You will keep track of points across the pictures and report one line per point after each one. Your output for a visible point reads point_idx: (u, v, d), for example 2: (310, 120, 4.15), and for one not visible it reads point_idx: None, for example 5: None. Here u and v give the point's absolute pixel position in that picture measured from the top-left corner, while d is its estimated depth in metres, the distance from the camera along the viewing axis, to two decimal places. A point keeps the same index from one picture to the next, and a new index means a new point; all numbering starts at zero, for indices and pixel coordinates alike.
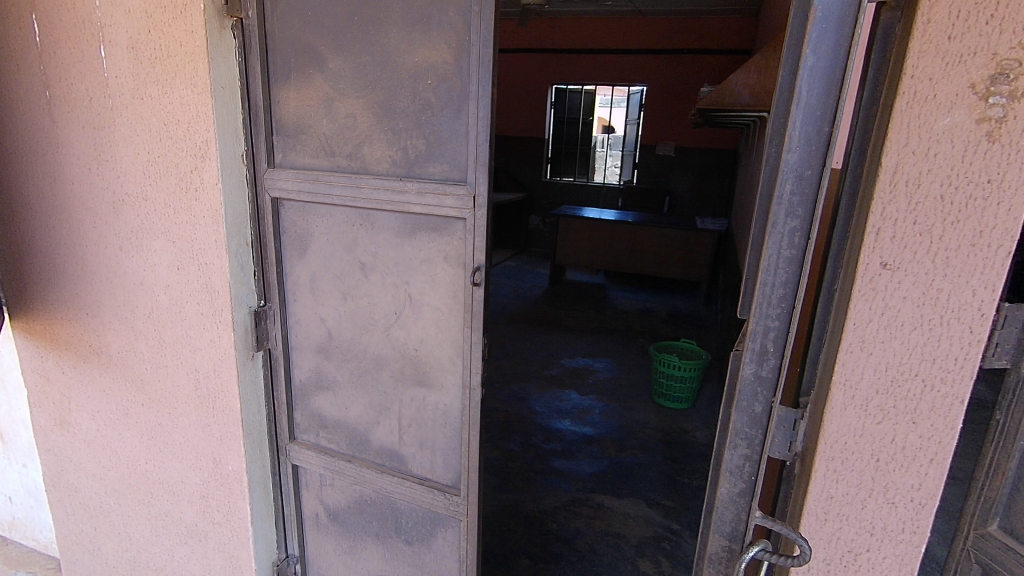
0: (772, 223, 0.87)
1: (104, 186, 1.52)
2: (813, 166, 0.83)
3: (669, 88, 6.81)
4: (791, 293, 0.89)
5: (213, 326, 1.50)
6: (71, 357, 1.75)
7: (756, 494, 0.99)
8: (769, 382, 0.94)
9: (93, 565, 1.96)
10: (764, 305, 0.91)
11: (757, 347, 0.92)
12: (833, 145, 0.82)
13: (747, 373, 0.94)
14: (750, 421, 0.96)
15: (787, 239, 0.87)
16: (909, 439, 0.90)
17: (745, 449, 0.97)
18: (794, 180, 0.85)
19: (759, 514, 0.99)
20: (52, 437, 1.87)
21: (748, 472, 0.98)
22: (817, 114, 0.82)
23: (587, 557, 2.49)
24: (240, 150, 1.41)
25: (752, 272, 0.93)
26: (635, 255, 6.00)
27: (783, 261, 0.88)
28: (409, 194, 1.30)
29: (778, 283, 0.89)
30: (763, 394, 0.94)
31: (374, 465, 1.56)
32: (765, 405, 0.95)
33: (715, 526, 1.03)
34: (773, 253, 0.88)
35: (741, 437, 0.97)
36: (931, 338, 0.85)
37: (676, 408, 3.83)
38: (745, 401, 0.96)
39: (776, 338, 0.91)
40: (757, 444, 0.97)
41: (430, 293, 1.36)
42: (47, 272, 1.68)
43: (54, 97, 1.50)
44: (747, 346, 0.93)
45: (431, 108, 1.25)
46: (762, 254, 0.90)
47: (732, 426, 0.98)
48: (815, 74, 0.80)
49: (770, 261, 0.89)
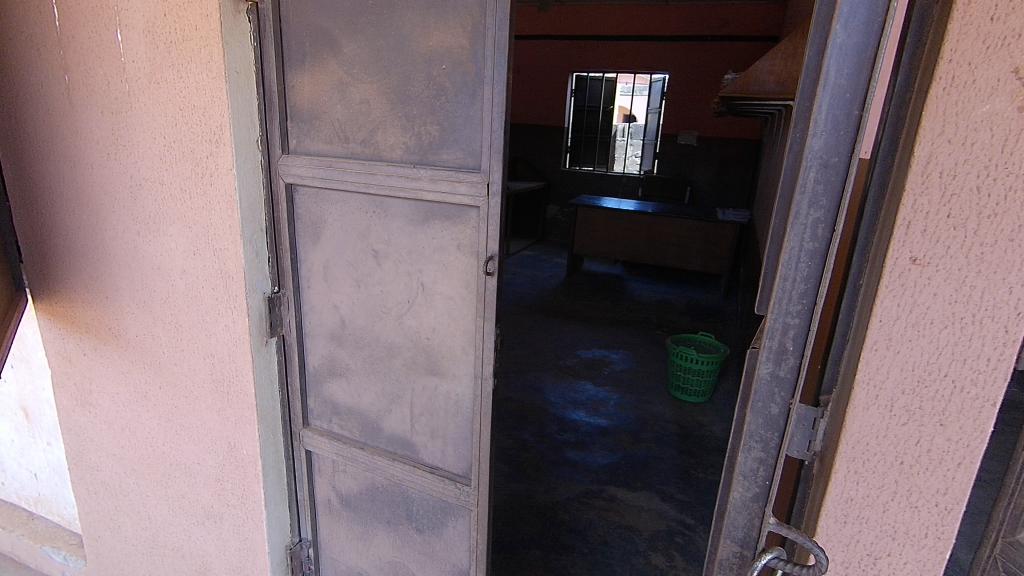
0: (794, 215, 0.84)
1: (122, 170, 1.53)
2: (840, 153, 0.80)
3: (692, 76, 6.68)
4: (815, 286, 0.85)
5: (228, 312, 1.51)
6: (92, 339, 1.78)
7: (770, 500, 0.96)
8: (787, 383, 0.91)
9: (114, 542, 2.01)
10: (784, 301, 0.87)
11: (776, 346, 0.89)
12: (864, 131, 0.78)
13: (764, 372, 0.92)
14: (765, 423, 0.93)
15: (810, 232, 0.83)
16: (936, 442, 0.86)
17: (760, 451, 0.95)
18: (819, 168, 0.81)
19: (773, 521, 0.96)
20: (74, 417, 1.91)
21: (762, 476, 0.96)
22: (847, 97, 0.78)
23: (599, 549, 2.48)
24: (255, 135, 1.41)
25: (773, 268, 0.90)
26: (654, 245, 5.95)
27: (805, 255, 0.85)
28: (422, 181, 1.28)
29: (799, 278, 0.86)
30: (781, 394, 0.91)
31: (385, 452, 1.56)
32: (782, 405, 0.92)
33: (726, 531, 1.01)
34: (795, 246, 0.85)
35: (756, 439, 0.95)
36: (962, 337, 0.81)
37: (693, 402, 3.79)
38: (762, 401, 0.93)
39: (796, 336, 0.88)
40: (773, 445, 0.94)
41: (443, 282, 1.34)
42: (67, 255, 1.71)
43: (72, 81, 1.52)
44: (764, 345, 0.90)
45: (445, 93, 1.22)
46: (784, 246, 0.87)
47: (746, 427, 0.95)
48: (845, 52, 0.76)
49: (791, 255, 0.85)
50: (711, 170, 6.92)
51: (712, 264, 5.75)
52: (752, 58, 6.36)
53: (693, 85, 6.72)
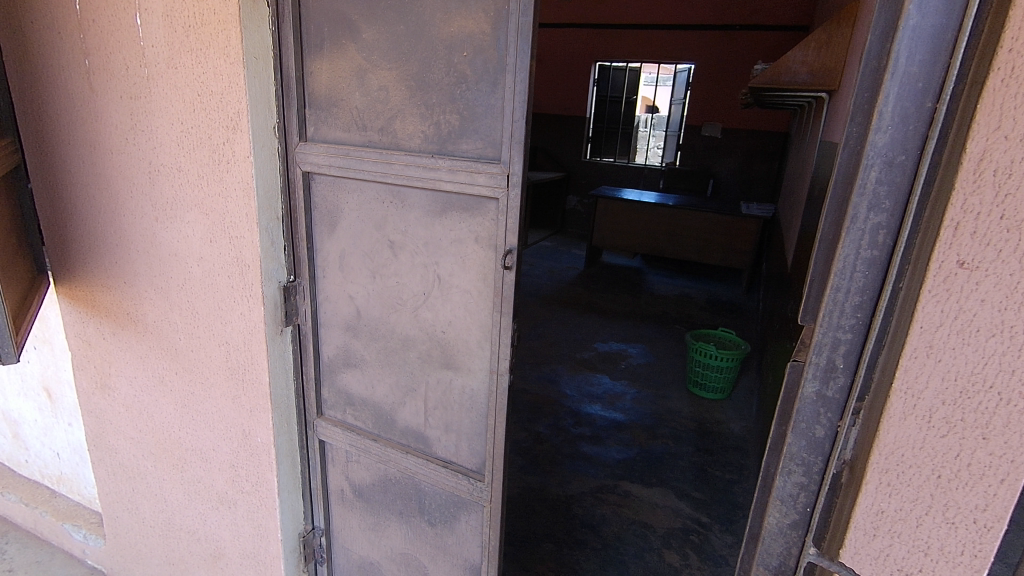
0: (851, 218, 0.83)
1: (141, 155, 1.53)
2: (907, 150, 0.78)
3: (718, 65, 6.52)
4: (870, 300, 0.85)
5: (244, 300, 1.51)
6: (111, 323, 1.79)
7: (811, 528, 0.99)
8: (834, 404, 0.92)
9: (132, 523, 2.04)
10: (835, 315, 0.88)
11: (824, 363, 0.91)
12: (936, 125, 0.75)
13: (810, 391, 0.93)
14: (808, 445, 0.96)
15: (869, 238, 0.83)
16: (977, 456, 0.78)
17: (801, 476, 0.98)
18: (882, 166, 0.79)
19: (812, 552, 0.99)
20: (94, 399, 1.93)
21: (802, 502, 0.99)
22: (919, 86, 0.75)
23: (612, 545, 2.45)
24: (272, 122, 1.39)
25: (821, 276, 0.90)
26: (674, 238, 5.86)
27: (861, 264, 0.84)
28: (440, 171, 1.25)
29: (853, 290, 0.86)
30: (827, 415, 0.93)
31: (398, 444, 1.55)
32: (827, 427, 0.94)
33: (761, 557, 1.04)
34: (850, 254, 0.85)
35: (798, 462, 0.97)
36: (1011, 347, 0.73)
37: (711, 399, 3.73)
38: (805, 423, 0.95)
39: (847, 353, 0.89)
40: (815, 470, 0.97)
41: (460, 275, 1.31)
42: (88, 240, 1.71)
43: (93, 65, 1.51)
44: (812, 360, 0.92)
45: (466, 81, 1.18)
46: (838, 254, 0.86)
47: (788, 449, 0.98)
48: (919, 35, 0.73)
49: (846, 264, 0.85)
50: (735, 162, 6.77)
51: (734, 259, 5.65)
52: (781, 47, 6.18)
53: (719, 75, 6.57)
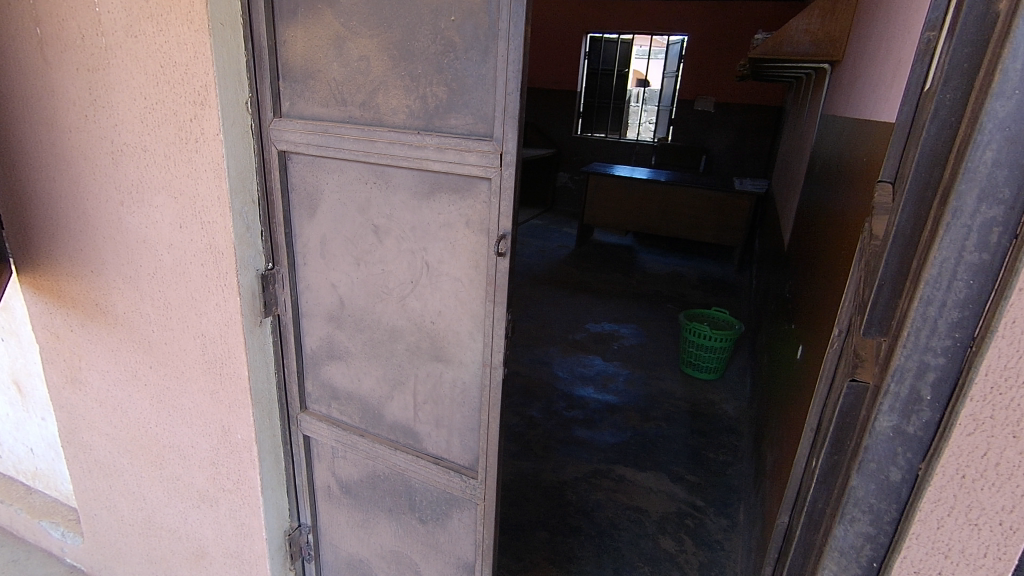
0: (954, 213, 0.69)
1: (103, 134, 1.41)
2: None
3: (712, 37, 6.37)
4: (972, 316, 0.70)
5: (219, 290, 1.41)
6: (79, 314, 1.68)
7: None
8: (916, 442, 0.77)
9: (110, 521, 1.96)
10: (925, 333, 0.73)
11: (906, 394, 0.75)
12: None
13: (885, 427, 0.78)
14: (879, 490, 0.80)
15: (979, 234, 0.68)
16: (1007, 454, 0.70)
17: (867, 526, 0.83)
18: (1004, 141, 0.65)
19: None
20: (65, 394, 1.84)
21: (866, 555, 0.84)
22: None
23: (607, 531, 2.42)
24: (244, 96, 1.27)
25: (909, 286, 0.76)
26: (666, 216, 5.78)
27: (964, 270, 0.70)
28: (428, 150, 1.14)
29: (953, 302, 0.71)
30: (907, 456, 0.77)
31: (387, 440, 1.47)
32: (905, 470, 0.78)
33: None
34: (950, 254, 0.70)
35: (865, 509, 0.82)
36: None
37: (704, 379, 3.69)
38: (875, 464, 0.80)
39: (936, 378, 0.74)
40: (886, 520, 0.82)
41: (450, 262, 1.22)
42: (50, 226, 1.60)
43: (45, 35, 1.37)
44: (891, 387, 0.77)
45: (454, 49, 1.07)
46: (933, 257, 0.72)
47: (853, 494, 0.82)
48: None
49: (945, 269, 0.70)
50: (728, 137, 6.67)
51: (726, 236, 5.58)
52: (776, 18, 6.04)
53: (712, 48, 6.41)
